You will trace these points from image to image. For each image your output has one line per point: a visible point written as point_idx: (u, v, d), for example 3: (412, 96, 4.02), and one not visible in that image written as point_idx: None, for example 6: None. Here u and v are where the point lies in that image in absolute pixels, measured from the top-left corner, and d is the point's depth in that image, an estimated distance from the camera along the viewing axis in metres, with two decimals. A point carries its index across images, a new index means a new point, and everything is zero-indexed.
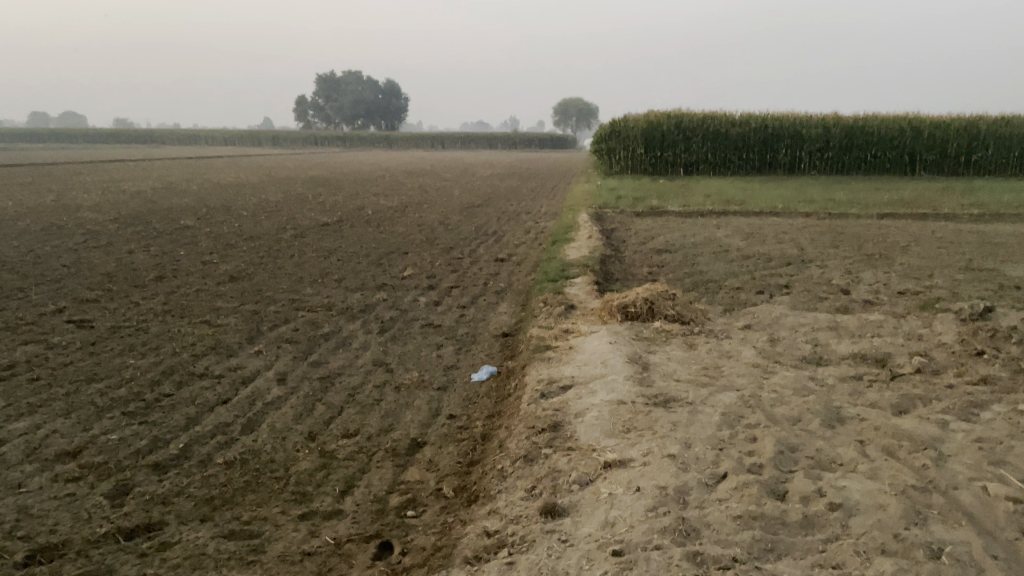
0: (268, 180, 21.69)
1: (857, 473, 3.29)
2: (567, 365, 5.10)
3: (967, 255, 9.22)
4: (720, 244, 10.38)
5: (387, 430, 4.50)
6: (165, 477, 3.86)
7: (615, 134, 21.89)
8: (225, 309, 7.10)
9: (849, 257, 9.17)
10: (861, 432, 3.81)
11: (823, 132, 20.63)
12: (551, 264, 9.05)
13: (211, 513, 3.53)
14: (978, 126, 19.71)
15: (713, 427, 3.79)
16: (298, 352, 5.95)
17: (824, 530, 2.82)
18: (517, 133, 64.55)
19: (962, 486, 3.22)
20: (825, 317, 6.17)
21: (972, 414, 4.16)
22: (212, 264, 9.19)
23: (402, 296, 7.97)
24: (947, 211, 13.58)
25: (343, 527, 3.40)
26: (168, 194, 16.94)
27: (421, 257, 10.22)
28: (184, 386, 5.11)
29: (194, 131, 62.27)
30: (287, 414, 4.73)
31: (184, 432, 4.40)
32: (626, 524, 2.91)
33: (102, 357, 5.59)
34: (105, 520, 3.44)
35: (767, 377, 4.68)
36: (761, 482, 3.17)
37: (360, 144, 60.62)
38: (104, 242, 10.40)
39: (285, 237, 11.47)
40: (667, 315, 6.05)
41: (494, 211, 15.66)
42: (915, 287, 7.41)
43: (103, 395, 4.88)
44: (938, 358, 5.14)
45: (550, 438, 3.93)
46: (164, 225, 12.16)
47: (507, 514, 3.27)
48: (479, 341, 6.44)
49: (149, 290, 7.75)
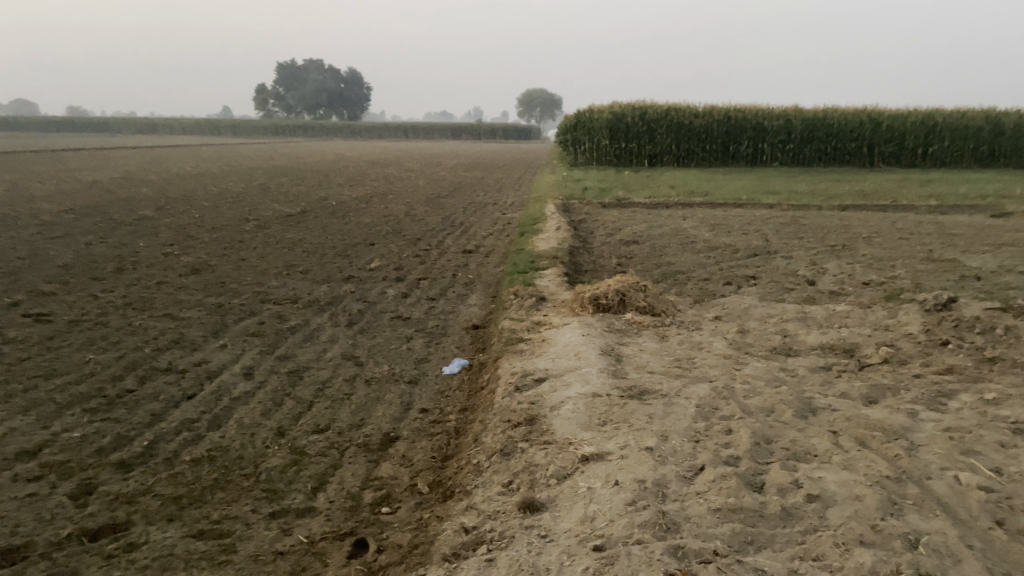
0: (230, 169, 21.30)
1: (832, 464, 3.31)
2: (540, 357, 5.07)
3: (927, 246, 9.39)
4: (687, 235, 10.44)
5: (359, 425, 4.43)
6: (130, 476, 3.75)
7: (580, 125, 21.91)
8: (189, 302, 6.94)
9: (813, 248, 9.28)
10: (833, 423, 3.84)
11: (785, 124, 20.89)
12: (520, 255, 9.01)
13: (179, 513, 3.44)
14: (935, 120, 20.14)
15: (688, 419, 3.79)
16: (265, 346, 5.83)
17: (802, 522, 2.83)
18: (481, 123, 64.29)
19: (935, 475, 3.26)
20: (794, 308, 6.22)
21: (940, 403, 4.22)
22: (173, 256, 8.98)
23: (370, 288, 7.87)
24: (907, 202, 13.84)
25: (317, 526, 3.33)
26: (125, 183, 16.52)
27: (388, 248, 10.11)
28: (147, 381, 4.98)
29: (151, 119, 60.95)
30: (256, 409, 4.62)
31: (148, 429, 4.28)
32: (606, 519, 2.89)
33: (61, 352, 5.42)
34: (68, 521, 3.33)
35: (739, 368, 4.70)
36: (739, 474, 3.18)
37: (323, 133, 59.91)
38: (60, 233, 10.10)
39: (249, 228, 11.26)
40: (638, 307, 6.05)
41: (461, 202, 15.58)
42: (879, 277, 7.52)
43: (63, 391, 4.73)
44: (904, 348, 5.21)
45: (526, 432, 3.90)
46: (122, 216, 11.85)
47: (485, 510, 3.23)
48: (449, 333, 6.39)
49: (109, 283, 7.55)
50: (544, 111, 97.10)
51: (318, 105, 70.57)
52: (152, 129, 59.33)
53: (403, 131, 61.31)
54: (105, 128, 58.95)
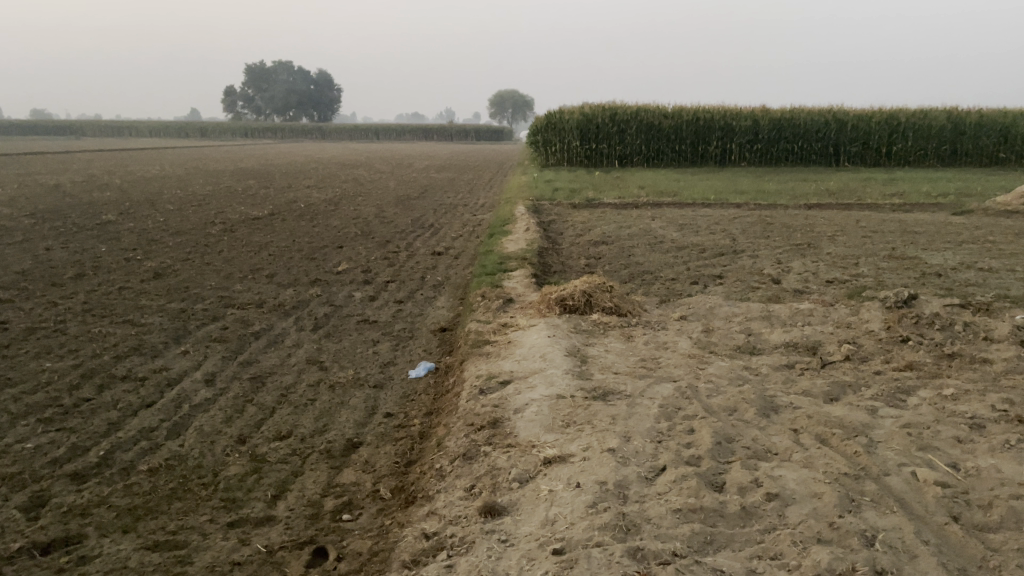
0: (197, 173, 21.03)
1: (792, 462, 3.33)
2: (505, 359, 5.05)
3: (890, 244, 9.52)
4: (655, 235, 10.49)
5: (322, 431, 4.38)
6: (85, 487, 3.66)
7: (550, 126, 21.94)
8: (150, 308, 6.82)
9: (779, 247, 9.36)
10: (795, 421, 3.87)
11: (752, 125, 21.07)
12: (488, 257, 8.99)
13: (134, 524, 3.36)
14: (898, 119, 20.44)
15: (651, 419, 3.79)
16: (228, 352, 5.74)
17: (761, 521, 2.84)
18: (453, 124, 64.13)
19: (892, 471, 3.30)
20: (758, 306, 6.27)
21: (900, 399, 4.27)
22: (135, 261, 8.81)
23: (337, 291, 7.79)
24: (871, 201, 14.02)
25: (275, 534, 3.28)
26: (89, 187, 16.23)
27: (356, 251, 10.02)
28: (105, 390, 4.88)
29: (115, 122, 59.94)
30: (217, 416, 4.55)
31: (105, 438, 4.19)
32: (566, 522, 2.88)
33: (16, 361, 5.29)
34: (19, 535, 3.24)
35: (703, 367, 4.72)
36: (700, 474, 3.18)
37: (292, 136, 59.40)
38: (19, 238, 9.90)
39: (214, 231, 11.10)
40: (604, 307, 6.05)
41: (431, 203, 15.51)
42: (843, 275, 7.60)
43: (17, 400, 4.62)
44: (866, 346, 5.26)
45: (489, 435, 3.88)
46: (84, 220, 11.62)
47: (446, 515, 3.20)
48: (416, 336, 6.35)
49: (68, 289, 7.39)
50: (515, 112, 97.06)
51: (287, 107, 69.94)
52: (118, 131, 58.43)
53: (374, 133, 60.98)
54: (69, 130, 57.94)
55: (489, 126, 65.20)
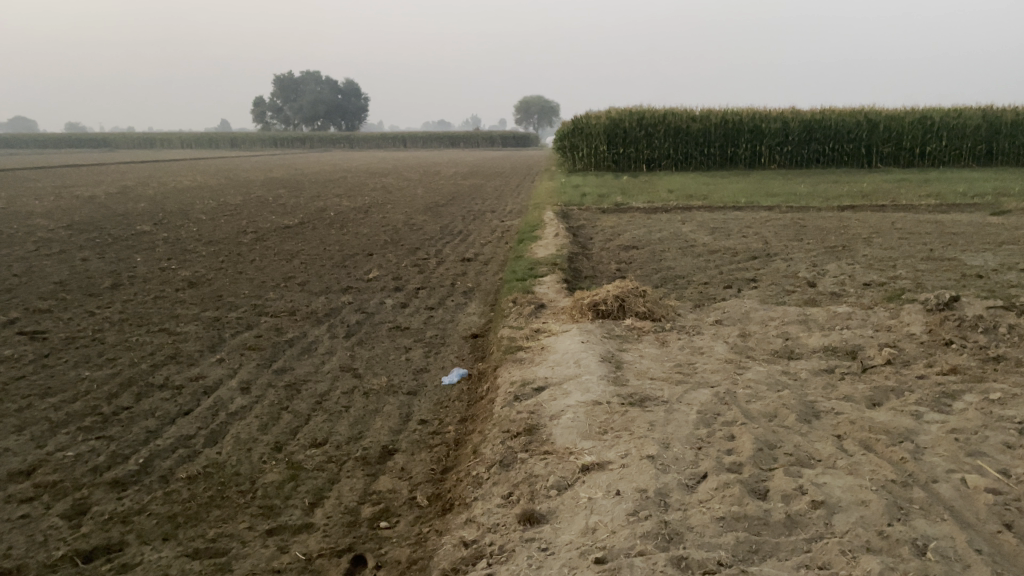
0: (228, 183, 21.27)
1: (837, 469, 3.25)
2: (539, 365, 5.02)
3: (927, 246, 9.34)
4: (686, 239, 10.40)
5: (357, 438, 4.37)
6: (125, 495, 3.70)
7: (577, 131, 21.94)
8: (185, 317, 6.89)
9: (813, 250, 9.24)
10: (838, 426, 3.79)
11: (782, 126, 20.86)
12: (518, 263, 8.97)
13: (175, 532, 3.38)
14: (931, 119, 20.06)
15: (690, 425, 3.73)
16: (262, 359, 5.78)
17: (807, 530, 2.78)
18: (479, 131, 64.33)
19: (940, 478, 3.21)
20: (795, 310, 6.18)
21: (945, 404, 4.16)
22: (170, 270, 8.92)
23: (368, 298, 7.82)
24: (906, 202, 13.78)
25: (314, 542, 3.27)
26: (123, 198, 16.51)
27: (386, 258, 10.05)
28: (143, 397, 4.93)
29: (147, 134, 60.96)
30: (253, 424, 4.57)
31: (144, 446, 4.23)
32: (607, 530, 2.84)
33: (56, 370, 5.37)
34: (61, 542, 3.27)
35: (740, 373, 4.64)
36: (742, 481, 3.12)
37: (319, 145, 60.02)
38: (56, 249, 10.08)
39: (246, 240, 11.20)
40: (638, 312, 5.99)
41: (459, 210, 15.55)
42: (880, 278, 7.47)
43: (57, 409, 4.68)
44: (908, 349, 5.15)
45: (525, 442, 3.85)
46: (120, 231, 11.81)
47: (484, 523, 3.18)
48: (448, 343, 6.34)
49: (105, 299, 7.50)
50: (541, 117, 96.81)
51: (316, 117, 70.62)
52: (151, 143, 59.60)
53: (400, 141, 61.42)
54: (105, 143, 58.98)
55: (515, 133, 65.42)
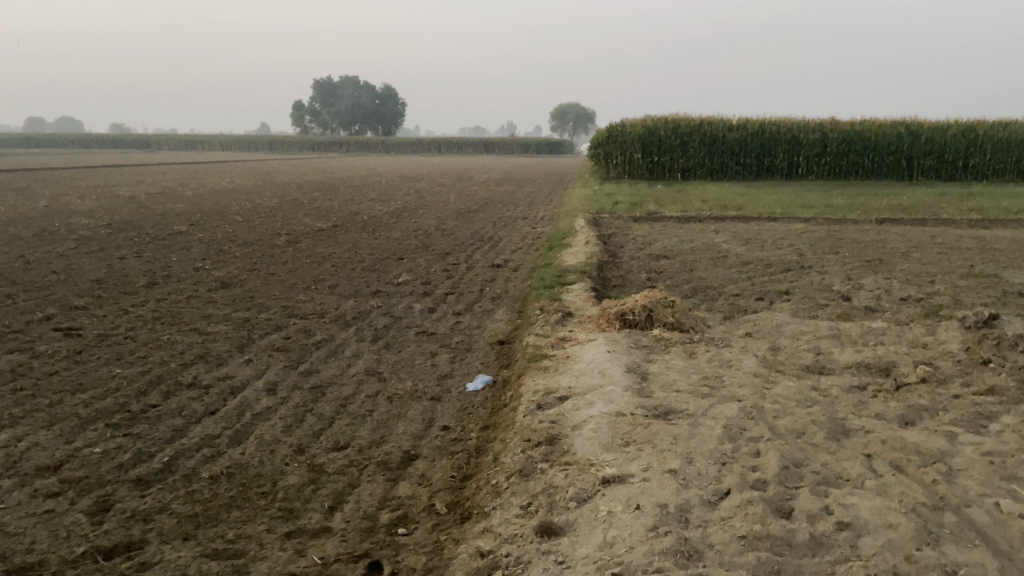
0: (265, 185, 21.55)
1: (865, 490, 3.16)
2: (563, 374, 4.98)
3: (967, 261, 9.12)
4: (719, 249, 10.28)
5: (379, 442, 4.37)
6: (148, 493, 3.73)
7: (612, 139, 21.87)
8: (216, 317, 6.97)
9: (848, 263, 9.07)
10: (867, 445, 3.69)
11: (821, 137, 20.53)
12: (547, 270, 8.94)
13: (194, 532, 3.40)
14: (975, 132, 19.65)
15: (715, 440, 3.67)
16: (289, 361, 5.82)
17: (833, 551, 2.70)
18: (514, 138, 64.53)
19: (973, 502, 3.11)
20: (828, 324, 6.06)
21: (981, 426, 4.03)
22: (204, 270, 9.04)
23: (397, 302, 7.84)
24: (947, 216, 13.48)
25: (331, 546, 3.27)
26: (162, 198, 16.81)
27: (417, 262, 10.09)
28: (171, 396, 4.98)
29: (189, 136, 62.16)
30: (276, 425, 4.59)
31: (169, 444, 4.27)
32: (625, 545, 2.79)
33: (88, 366, 5.46)
34: (83, 539, 3.30)
35: (769, 388, 4.54)
36: (765, 499, 3.05)
37: (356, 149, 60.62)
38: (95, 247, 10.28)
39: (280, 242, 11.31)
40: (666, 323, 5.92)
41: (491, 216, 15.56)
42: (917, 293, 7.30)
43: (87, 406, 4.74)
44: (943, 368, 5.02)
45: (546, 452, 3.81)
46: (158, 230, 12.01)
47: (502, 533, 3.15)
48: (474, 349, 6.32)
49: (139, 297, 7.61)
50: (577, 124, 96.88)
51: (353, 121, 71.38)
52: (192, 144, 60.87)
53: (436, 146, 61.95)
54: (148, 144, 60.31)
55: (550, 140, 65.54)
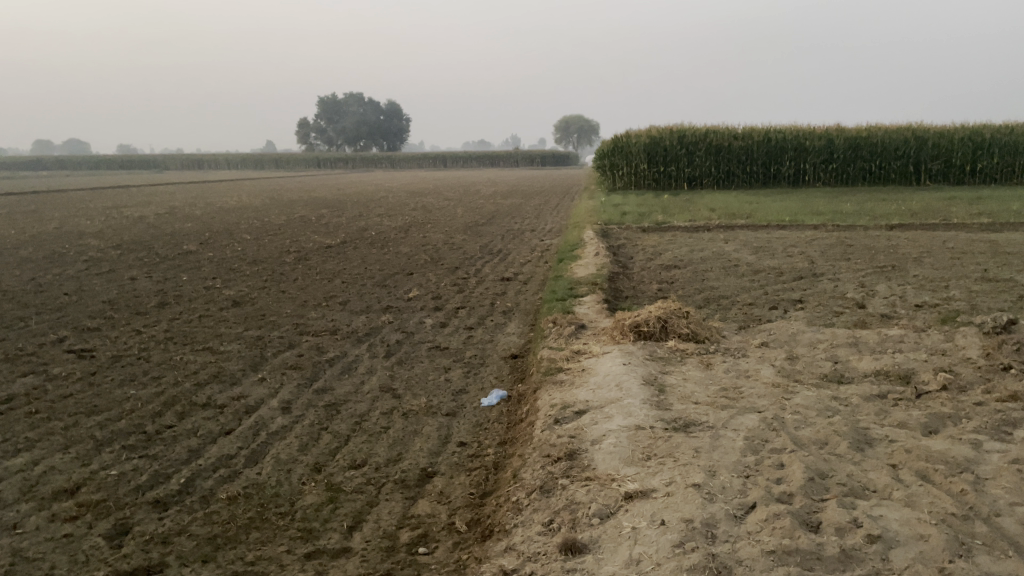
0: (273, 202, 21.64)
1: (893, 501, 3.11)
2: (579, 387, 4.94)
3: (980, 265, 9.04)
4: (729, 258, 10.23)
5: (396, 460, 4.34)
6: (166, 515, 3.70)
7: (617, 150, 21.91)
8: (229, 335, 6.96)
9: (861, 270, 9.02)
10: (892, 455, 3.64)
11: (827, 144, 20.48)
12: (558, 282, 8.91)
13: (213, 554, 3.37)
14: (982, 136, 19.60)
15: (737, 453, 3.62)
16: (303, 378, 5.80)
17: (864, 565, 2.66)
18: (520, 151, 64.67)
19: (1004, 512, 3.05)
20: (844, 332, 6.00)
21: (1005, 433, 3.98)
22: (214, 289, 9.05)
23: (408, 318, 7.83)
24: (956, 220, 13.39)
25: (352, 567, 3.23)
26: (170, 218, 16.88)
27: (426, 277, 10.09)
28: (186, 417, 4.96)
29: (195, 156, 62.56)
30: (293, 444, 4.56)
31: (186, 465, 4.25)
32: (651, 562, 2.75)
33: (103, 388, 5.44)
34: (103, 563, 3.28)
35: (788, 398, 4.49)
36: (793, 512, 3.00)
37: (361, 165, 60.81)
38: (106, 269, 10.31)
39: (289, 260, 11.33)
40: (681, 334, 5.88)
41: (499, 229, 15.55)
42: (932, 299, 7.24)
43: (103, 428, 4.72)
44: (963, 374, 4.96)
45: (566, 467, 3.77)
46: (167, 250, 12.04)
47: (525, 552, 3.11)
48: (488, 363, 6.29)
49: (151, 317, 7.62)
50: (582, 136, 97.15)
51: (358, 137, 71.68)
52: (199, 164, 61.29)
53: (441, 160, 62.16)
54: (154, 165, 60.71)
55: (555, 151, 65.59)
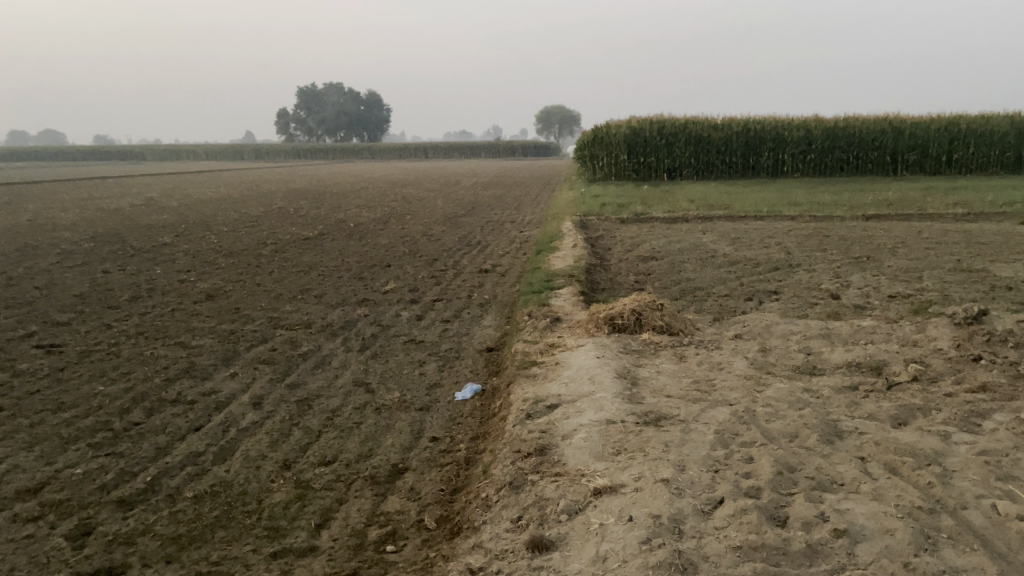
0: (252, 194, 21.44)
1: (860, 494, 3.12)
2: (552, 381, 4.91)
3: (954, 256, 9.11)
4: (707, 249, 10.25)
5: (367, 456, 4.29)
6: (130, 515, 3.64)
7: (597, 141, 21.91)
8: (201, 330, 6.87)
9: (837, 260, 9.06)
10: (861, 448, 3.64)
11: (805, 134, 20.53)
12: (535, 274, 8.87)
13: (177, 554, 3.32)
14: (957, 126, 19.75)
15: (707, 447, 3.61)
16: (276, 373, 5.73)
17: (829, 560, 2.66)
18: (502, 142, 64.47)
19: (970, 505, 3.06)
20: (818, 324, 6.01)
21: (974, 424, 4.00)
22: (188, 282, 8.94)
23: (384, 311, 7.76)
24: (932, 211, 13.49)
25: (318, 566, 3.19)
26: (146, 209, 16.64)
27: (404, 269, 10.02)
28: (154, 413, 4.89)
29: (173, 146, 61.87)
30: (263, 440, 4.51)
31: (153, 463, 4.18)
32: (618, 559, 2.74)
33: (70, 384, 5.35)
34: (64, 564, 3.21)
35: (760, 391, 4.50)
36: (760, 507, 3.00)
37: (341, 156, 60.41)
38: (78, 262, 10.14)
39: (266, 252, 11.22)
40: (655, 326, 5.88)
41: (479, 220, 15.48)
42: (906, 290, 7.28)
43: (69, 425, 4.64)
44: (935, 366, 4.98)
45: (536, 463, 3.75)
46: (142, 243, 11.87)
47: (492, 549, 3.08)
48: (463, 357, 6.25)
49: (123, 311, 7.51)
50: (564, 126, 97.04)
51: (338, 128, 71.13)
52: (177, 155, 60.61)
53: (423, 150, 61.85)
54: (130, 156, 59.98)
55: (537, 142, 65.48)
